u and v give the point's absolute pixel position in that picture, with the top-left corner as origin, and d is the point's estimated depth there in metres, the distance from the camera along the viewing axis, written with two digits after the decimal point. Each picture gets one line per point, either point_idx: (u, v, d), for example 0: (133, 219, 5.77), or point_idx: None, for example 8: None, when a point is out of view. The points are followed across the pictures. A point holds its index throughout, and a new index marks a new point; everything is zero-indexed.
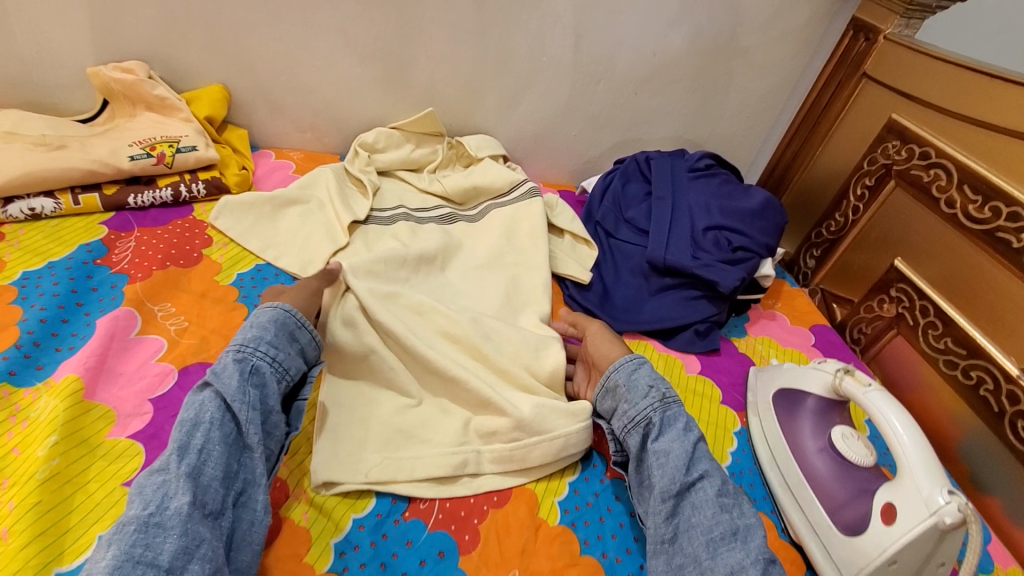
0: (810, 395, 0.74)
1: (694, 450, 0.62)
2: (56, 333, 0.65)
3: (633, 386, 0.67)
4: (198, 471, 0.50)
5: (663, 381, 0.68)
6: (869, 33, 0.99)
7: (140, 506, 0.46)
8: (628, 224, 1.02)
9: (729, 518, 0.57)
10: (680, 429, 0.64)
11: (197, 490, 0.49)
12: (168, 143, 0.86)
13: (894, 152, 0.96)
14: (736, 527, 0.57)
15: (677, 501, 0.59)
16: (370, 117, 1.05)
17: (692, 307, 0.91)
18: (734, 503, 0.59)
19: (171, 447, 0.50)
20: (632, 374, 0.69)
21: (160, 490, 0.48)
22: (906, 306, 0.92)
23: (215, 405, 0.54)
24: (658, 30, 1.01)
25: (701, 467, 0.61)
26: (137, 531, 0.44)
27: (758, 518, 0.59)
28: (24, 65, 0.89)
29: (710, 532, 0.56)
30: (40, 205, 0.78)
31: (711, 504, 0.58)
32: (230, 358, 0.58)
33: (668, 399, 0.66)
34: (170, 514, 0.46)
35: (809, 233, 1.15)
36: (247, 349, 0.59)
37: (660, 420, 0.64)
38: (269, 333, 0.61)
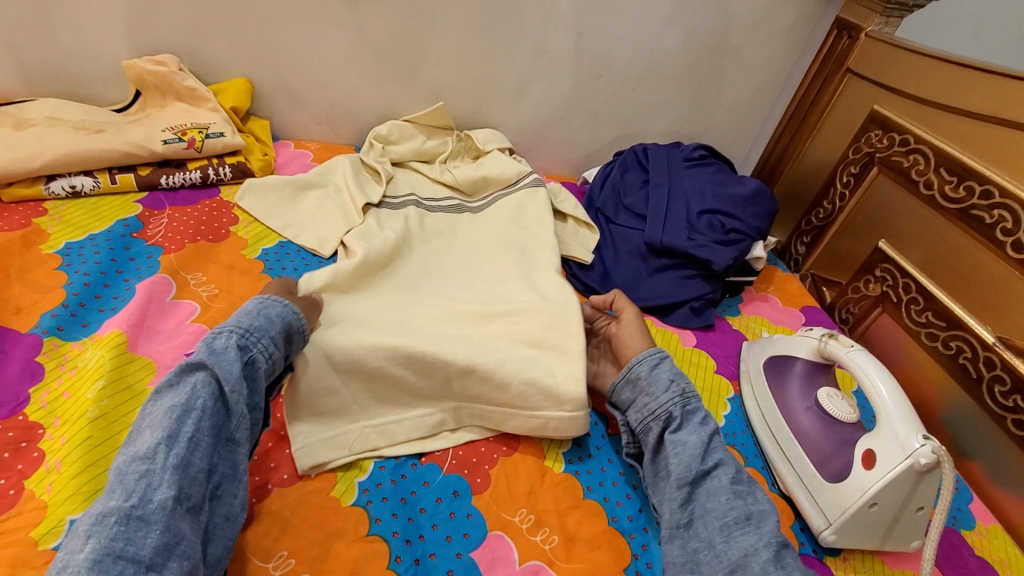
0: (799, 359, 0.79)
1: (712, 442, 0.63)
2: (99, 295, 0.71)
3: (653, 379, 0.68)
4: (186, 463, 0.49)
5: (684, 377, 0.69)
6: (852, 31, 1.06)
7: (123, 496, 0.45)
8: (627, 210, 1.07)
9: (742, 504, 0.59)
10: (697, 422, 0.65)
11: (183, 482, 0.48)
12: (198, 129, 0.93)
13: (876, 141, 1.01)
14: (750, 512, 0.58)
15: (691, 489, 0.60)
16: (383, 110, 1.11)
17: (688, 285, 0.96)
18: (748, 491, 0.60)
19: (158, 434, 0.49)
20: (652, 368, 0.69)
21: (144, 480, 0.47)
22: (890, 285, 0.97)
23: (208, 393, 0.53)
24: (654, 29, 1.08)
25: (717, 456, 0.62)
26: (118, 524, 0.44)
27: (771, 506, 0.60)
28: (64, 58, 0.96)
29: (725, 516, 0.57)
30: (80, 183, 0.84)
31: (726, 490, 0.59)
32: (230, 345, 0.57)
33: (688, 394, 0.67)
34: (153, 508, 0.45)
35: (799, 221, 1.20)
36: (249, 339, 0.58)
37: (679, 413, 0.65)
38: (274, 326, 0.60)
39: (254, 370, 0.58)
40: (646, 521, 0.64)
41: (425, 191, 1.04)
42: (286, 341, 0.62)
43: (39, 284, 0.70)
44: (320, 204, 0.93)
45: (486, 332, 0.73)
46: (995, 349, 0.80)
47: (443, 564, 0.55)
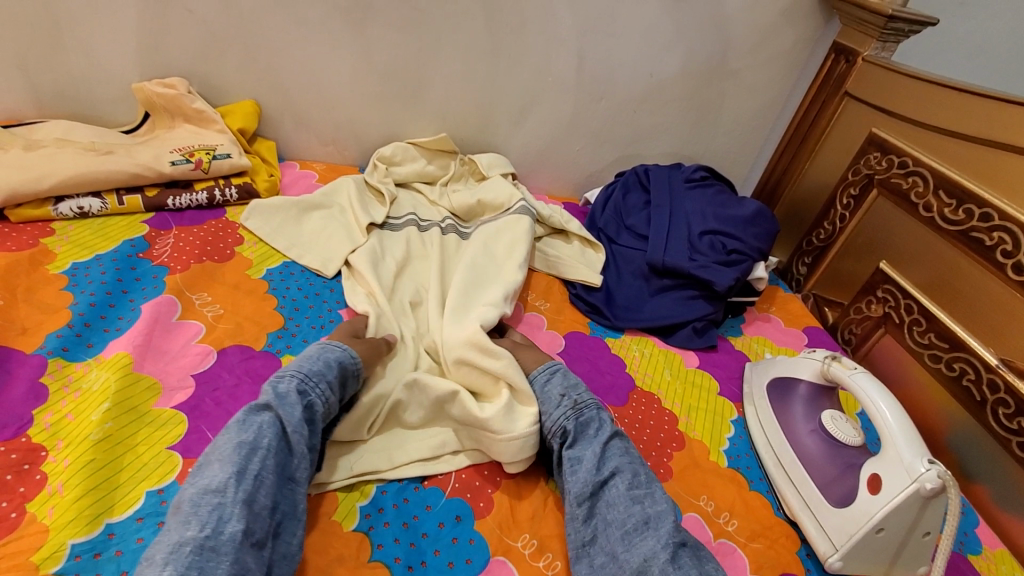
0: (802, 381, 0.79)
1: (607, 451, 0.64)
2: (104, 315, 0.71)
3: (546, 397, 0.69)
4: (252, 498, 0.51)
5: (575, 390, 0.70)
6: (849, 56, 1.08)
7: (197, 526, 0.47)
8: (629, 231, 1.08)
9: (640, 509, 0.59)
10: (592, 433, 0.65)
11: (249, 517, 0.50)
12: (205, 150, 0.94)
13: (875, 163, 1.03)
14: (648, 516, 0.58)
15: (591, 503, 0.60)
16: (387, 131, 1.13)
17: (690, 306, 0.96)
18: (646, 494, 0.60)
19: (229, 470, 0.52)
20: (545, 385, 0.70)
21: (216, 512, 0.49)
22: (892, 306, 0.97)
23: (273, 432, 0.56)
24: (655, 53, 1.10)
25: (612, 465, 0.63)
26: (192, 553, 0.46)
27: (670, 505, 0.60)
28: (75, 81, 0.98)
29: (624, 526, 0.58)
30: (88, 204, 0.85)
31: (624, 498, 0.60)
32: (293, 388, 0.60)
33: (580, 404, 0.68)
34: (225, 540, 0.47)
35: (800, 241, 1.21)
36: (310, 383, 0.62)
37: (573, 427, 0.66)
38: (332, 371, 0.64)
39: (315, 413, 0.61)
40: None
41: (427, 212, 1.05)
42: (341, 385, 0.65)
43: (45, 305, 0.70)
44: (321, 227, 0.93)
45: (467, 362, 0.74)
46: (998, 371, 0.79)
47: None
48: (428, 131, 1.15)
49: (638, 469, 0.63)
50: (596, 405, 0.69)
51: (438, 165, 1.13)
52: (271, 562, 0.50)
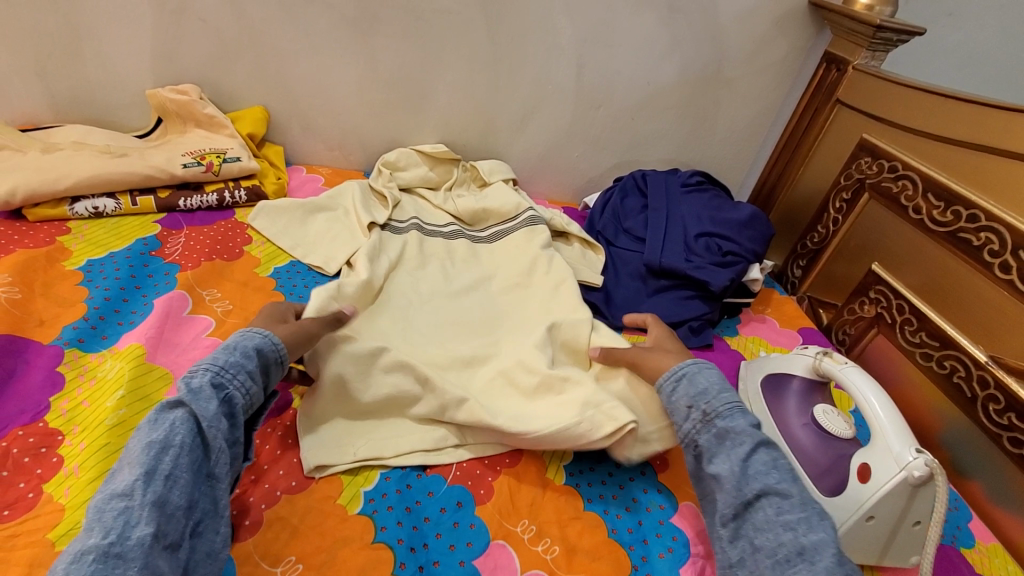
0: (794, 377, 0.81)
1: (748, 468, 0.59)
2: (118, 309, 0.73)
3: (673, 409, 0.67)
4: (163, 499, 0.48)
5: (703, 398, 0.65)
6: (840, 65, 1.12)
7: (100, 533, 0.45)
8: (627, 233, 1.11)
9: (792, 537, 0.53)
10: (728, 446, 0.61)
11: (161, 518, 0.48)
12: (215, 154, 0.97)
13: (866, 168, 1.05)
14: (802, 546, 0.52)
15: (736, 523, 0.57)
16: (392, 137, 1.16)
17: (686, 306, 0.99)
18: (801, 519, 0.54)
19: (136, 473, 0.49)
20: (670, 397, 0.68)
21: (122, 517, 0.46)
22: (884, 306, 0.99)
23: (186, 429, 0.53)
24: (651, 62, 1.14)
25: (756, 484, 0.57)
26: (96, 561, 0.43)
27: (830, 533, 0.53)
28: (91, 87, 1.02)
29: (774, 554, 0.53)
30: (103, 204, 0.88)
31: (772, 524, 0.55)
32: (206, 382, 0.57)
33: (711, 416, 0.64)
34: (131, 545, 0.45)
35: (795, 245, 1.23)
36: (224, 377, 0.58)
37: (707, 443, 0.63)
38: (250, 362, 0.60)
39: (233, 406, 0.58)
40: (646, 533, 0.64)
41: (428, 216, 1.08)
42: (262, 375, 0.62)
43: (62, 299, 0.73)
44: (324, 232, 0.96)
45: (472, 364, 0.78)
46: (988, 368, 0.81)
47: (447, 572, 0.57)
48: (432, 137, 1.18)
49: (789, 489, 0.56)
50: (732, 412, 0.64)
51: (441, 170, 1.16)
52: (190, 562, 0.49)
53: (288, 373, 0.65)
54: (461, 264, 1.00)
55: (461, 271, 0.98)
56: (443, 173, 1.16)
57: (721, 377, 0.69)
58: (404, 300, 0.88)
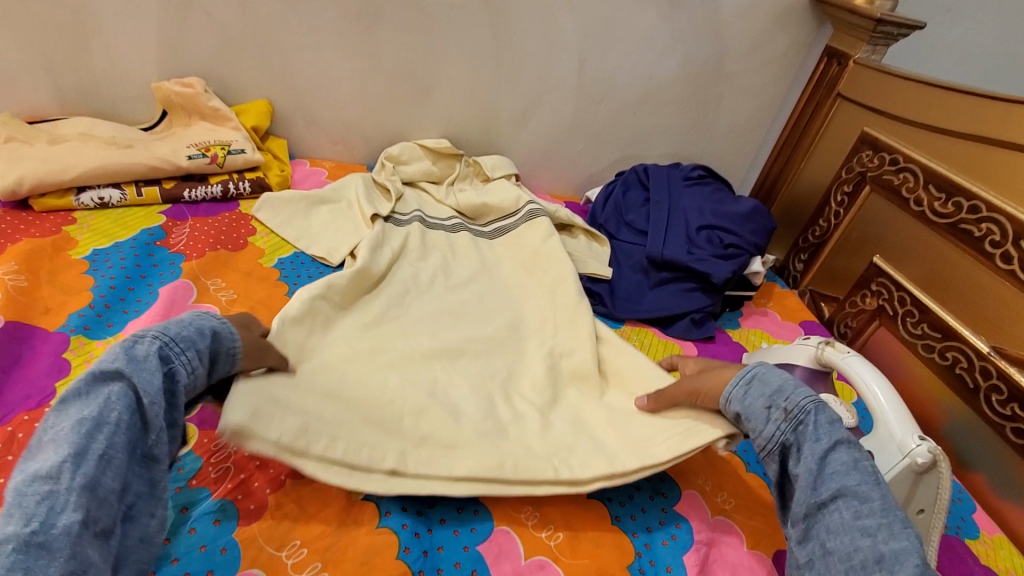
0: (797, 367, 0.81)
1: (826, 469, 0.56)
2: (124, 298, 0.74)
3: (749, 413, 0.62)
4: (95, 482, 0.45)
5: (782, 396, 0.61)
6: (841, 59, 1.12)
7: (20, 520, 0.41)
8: (629, 227, 1.11)
9: (871, 544, 0.51)
10: (810, 446, 0.58)
11: (91, 504, 0.45)
12: (220, 146, 0.97)
13: (868, 161, 1.05)
14: (881, 554, 0.50)
15: (807, 523, 0.56)
16: (395, 132, 1.17)
17: (688, 298, 0.99)
18: (881, 525, 0.52)
19: (64, 453, 0.45)
20: (743, 400, 0.63)
21: (46, 502, 0.43)
22: (886, 298, 0.99)
23: (124, 405, 0.50)
24: (653, 57, 1.14)
25: (832, 487, 0.55)
26: (15, 551, 0.40)
27: (914, 541, 0.51)
28: (97, 80, 1.02)
29: (849, 559, 0.52)
30: (109, 195, 0.88)
31: (848, 529, 0.53)
32: (150, 354, 0.53)
33: (794, 415, 0.60)
34: (57, 534, 0.42)
35: (796, 239, 1.23)
36: (171, 350, 0.54)
37: (789, 444, 0.59)
38: (202, 340, 0.57)
39: (177, 383, 0.54)
40: (650, 519, 0.65)
41: (430, 210, 1.09)
42: (212, 354, 0.59)
43: (68, 287, 0.73)
44: (326, 224, 0.96)
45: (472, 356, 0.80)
46: (990, 358, 0.81)
47: (450, 557, 0.57)
48: (434, 131, 1.18)
49: (870, 493, 0.54)
50: (816, 412, 0.60)
51: (443, 165, 1.16)
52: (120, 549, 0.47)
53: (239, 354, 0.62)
54: (464, 257, 1.01)
55: (464, 264, 0.99)
56: (445, 167, 1.16)
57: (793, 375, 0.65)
58: (404, 289, 0.89)
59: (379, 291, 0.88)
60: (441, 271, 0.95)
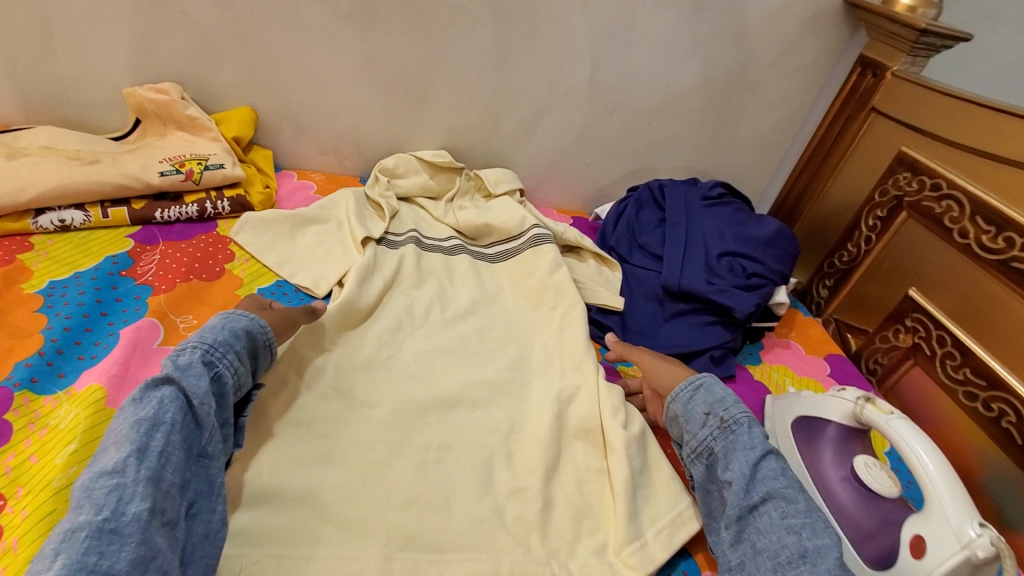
0: (830, 423, 0.74)
1: (756, 472, 0.60)
2: (79, 341, 0.66)
3: (689, 416, 0.68)
4: (158, 476, 0.48)
5: (720, 406, 0.67)
6: (877, 70, 1.03)
7: (92, 510, 0.44)
8: (642, 250, 1.03)
9: (797, 540, 0.55)
10: (742, 450, 0.63)
11: (156, 495, 0.47)
12: (196, 160, 0.88)
13: (905, 184, 0.97)
14: (805, 549, 0.54)
15: (739, 526, 0.59)
16: (390, 142, 1.08)
17: (707, 333, 0.91)
18: (806, 524, 0.56)
19: (126, 450, 0.48)
20: (687, 404, 0.69)
21: (115, 493, 0.46)
22: (922, 336, 0.91)
23: (177, 406, 0.53)
24: (672, 64, 1.05)
25: (762, 489, 0.59)
26: (89, 538, 0.43)
27: (834, 538, 0.55)
28: (64, 85, 0.93)
29: (776, 557, 0.55)
30: (70, 217, 0.79)
31: (777, 528, 0.57)
32: (195, 360, 0.57)
33: (729, 424, 0.65)
34: (128, 520, 0.44)
35: (821, 263, 1.15)
36: (214, 354, 0.59)
37: (722, 449, 0.64)
38: (239, 342, 0.61)
39: (224, 382, 0.59)
40: None
41: (428, 229, 1.01)
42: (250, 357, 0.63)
43: (17, 330, 0.65)
44: (312, 247, 0.88)
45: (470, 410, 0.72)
46: None
47: None
48: (432, 141, 1.10)
49: (796, 494, 0.58)
50: (748, 422, 0.65)
51: (442, 179, 1.08)
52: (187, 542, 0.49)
53: (275, 357, 0.67)
54: (463, 283, 0.93)
55: (463, 293, 0.90)
56: (444, 181, 1.08)
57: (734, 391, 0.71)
58: (396, 325, 0.81)
59: (369, 328, 0.80)
60: (437, 301, 0.87)
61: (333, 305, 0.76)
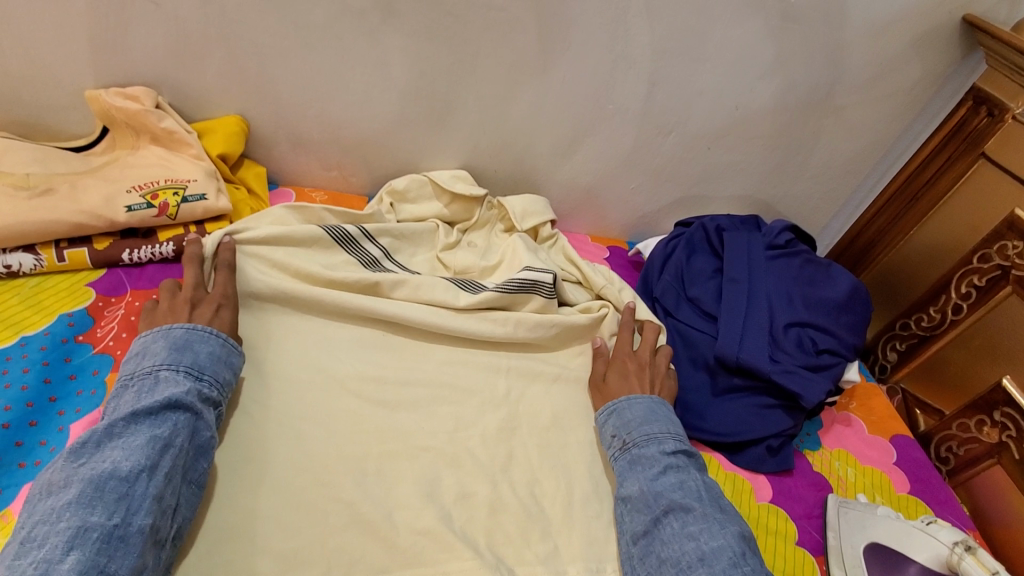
0: (914, 563, 0.65)
1: (656, 486, 0.62)
2: (21, 441, 0.54)
3: (601, 437, 0.70)
4: (163, 495, 0.49)
5: (626, 428, 0.68)
6: (995, 109, 0.85)
7: (105, 514, 0.46)
8: (692, 304, 0.89)
9: (695, 546, 0.57)
10: (640, 466, 0.64)
11: (159, 513, 0.48)
12: (172, 189, 0.74)
13: (1015, 254, 0.82)
14: (703, 553, 0.56)
15: (645, 541, 0.59)
16: (405, 160, 0.92)
17: (764, 417, 0.78)
18: (704, 528, 0.58)
19: (139, 463, 0.49)
20: (600, 424, 0.71)
21: (123, 502, 0.47)
22: (1013, 436, 0.79)
23: (188, 432, 0.53)
24: (745, 83, 0.88)
25: (663, 500, 0.60)
26: (99, 540, 0.44)
27: (729, 539, 0.57)
28: (15, 83, 0.77)
29: (678, 563, 0.56)
30: (18, 260, 0.66)
31: (679, 536, 0.57)
32: (207, 391, 0.57)
33: (629, 446, 0.67)
34: (133, 531, 0.46)
35: (892, 321, 1.01)
36: (222, 392, 0.59)
37: (621, 468, 0.66)
38: (238, 378, 0.62)
39: (220, 420, 0.60)
40: None
41: (401, 254, 0.86)
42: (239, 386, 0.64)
43: None
44: (239, 237, 0.74)
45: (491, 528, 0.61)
46: None
47: None
48: (454, 160, 0.94)
49: (691, 503, 0.59)
50: (647, 442, 0.66)
51: (457, 209, 0.92)
52: (166, 561, 0.49)
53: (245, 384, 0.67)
54: (429, 299, 0.78)
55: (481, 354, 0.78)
56: (461, 209, 0.92)
57: (646, 401, 0.71)
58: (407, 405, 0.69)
59: (372, 408, 0.67)
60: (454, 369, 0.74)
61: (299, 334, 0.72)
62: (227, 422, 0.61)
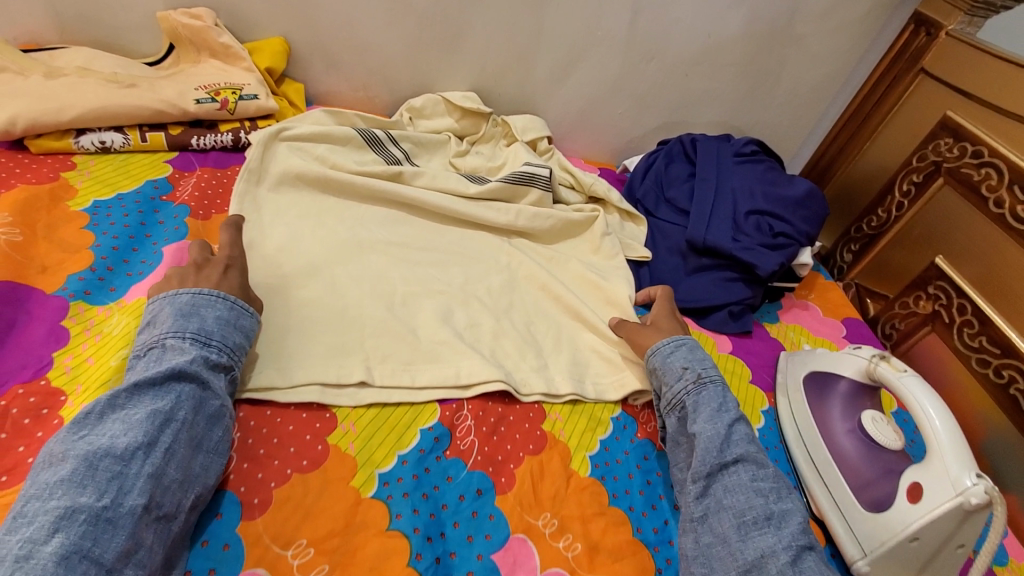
0: (842, 379, 0.76)
1: (731, 435, 0.63)
2: (127, 260, 0.69)
3: (667, 369, 0.69)
4: (161, 472, 0.47)
5: (700, 364, 0.69)
6: (932, 28, 0.98)
7: (94, 495, 0.43)
8: (669, 204, 1.03)
9: (763, 503, 0.58)
10: (716, 411, 0.65)
11: (156, 490, 0.46)
12: (231, 90, 0.89)
13: (945, 149, 0.95)
14: (770, 512, 0.57)
15: (706, 482, 0.60)
16: (421, 81, 1.07)
17: (727, 289, 0.91)
18: (771, 489, 0.59)
19: (136, 439, 0.47)
20: (667, 358, 0.70)
21: (116, 482, 0.45)
22: (942, 304, 0.92)
23: (191, 405, 0.52)
24: (716, 12, 1.01)
25: (736, 451, 0.62)
26: (87, 522, 0.42)
27: (796, 504, 0.59)
28: (98, 7, 0.92)
29: (743, 515, 0.57)
30: (110, 138, 0.82)
31: (746, 488, 0.59)
32: (211, 363, 0.55)
33: (703, 380, 0.67)
34: (125, 512, 0.44)
35: (849, 227, 1.14)
36: (233, 357, 0.58)
37: (693, 403, 0.66)
38: (249, 343, 0.61)
39: (235, 387, 0.59)
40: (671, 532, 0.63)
41: (421, 157, 1.00)
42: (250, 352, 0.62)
43: (66, 244, 0.68)
44: (287, 132, 0.88)
45: (495, 347, 0.75)
46: None
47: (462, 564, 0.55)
48: (463, 83, 1.08)
49: (765, 460, 0.61)
50: (722, 386, 0.68)
51: (467, 123, 1.06)
52: (173, 537, 0.47)
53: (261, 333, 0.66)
54: (444, 187, 0.92)
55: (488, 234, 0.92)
56: (470, 124, 1.06)
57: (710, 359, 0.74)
58: (426, 261, 0.84)
59: (398, 262, 0.82)
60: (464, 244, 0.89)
61: (336, 213, 0.86)
62: (282, 262, 0.76)
